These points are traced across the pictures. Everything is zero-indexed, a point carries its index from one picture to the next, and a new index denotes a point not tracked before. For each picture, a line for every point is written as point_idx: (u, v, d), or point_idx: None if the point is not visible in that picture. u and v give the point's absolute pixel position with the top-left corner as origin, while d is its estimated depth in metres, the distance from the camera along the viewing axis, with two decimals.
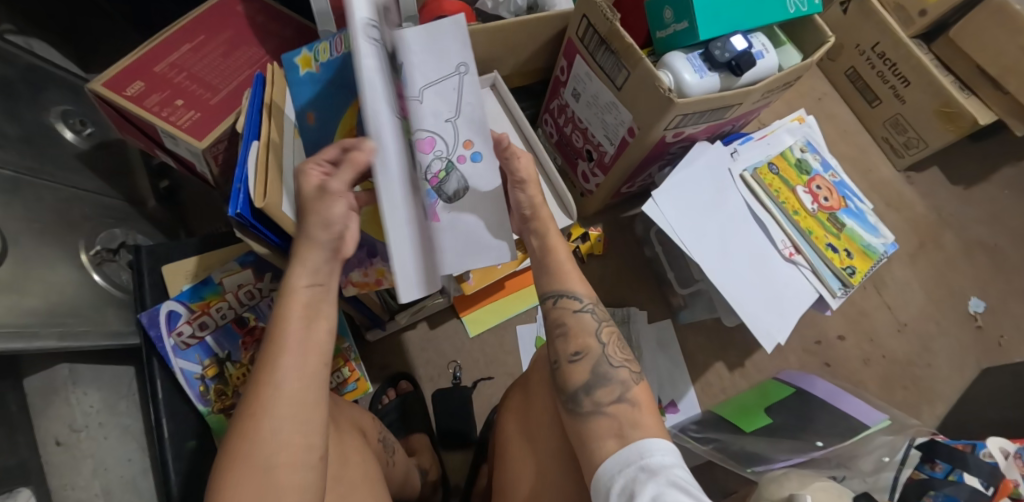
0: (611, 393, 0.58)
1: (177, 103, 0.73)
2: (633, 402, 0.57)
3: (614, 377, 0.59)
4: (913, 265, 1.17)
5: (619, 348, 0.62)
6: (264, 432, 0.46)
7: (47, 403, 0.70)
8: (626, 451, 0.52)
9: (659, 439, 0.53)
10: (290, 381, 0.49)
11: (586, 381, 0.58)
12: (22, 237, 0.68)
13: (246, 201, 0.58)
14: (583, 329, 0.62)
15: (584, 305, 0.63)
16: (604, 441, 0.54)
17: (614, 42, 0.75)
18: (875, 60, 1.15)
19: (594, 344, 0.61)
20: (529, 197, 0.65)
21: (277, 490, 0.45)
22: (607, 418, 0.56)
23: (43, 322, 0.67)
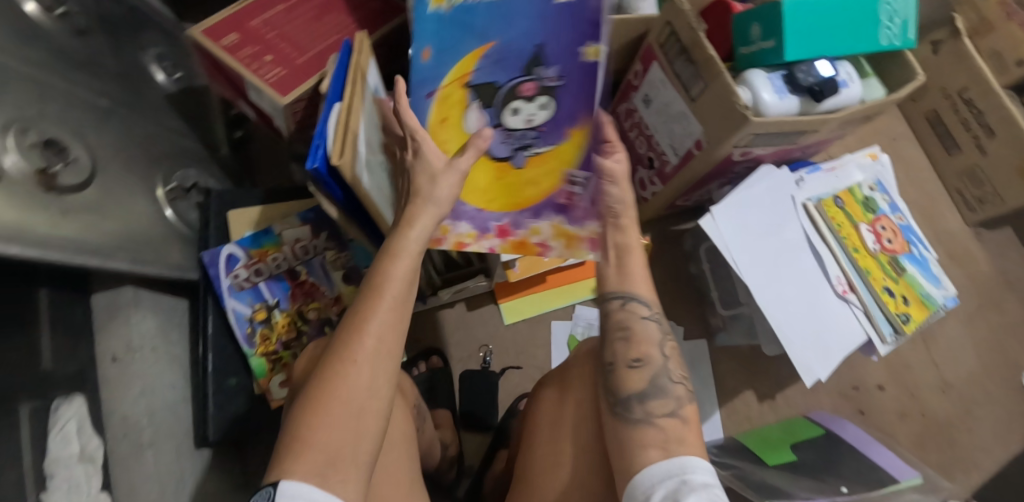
0: (664, 406, 0.57)
1: (266, 58, 0.77)
2: (684, 418, 0.57)
3: (671, 392, 0.58)
4: (969, 325, 1.12)
5: (677, 364, 0.62)
6: (361, 372, 0.47)
7: (109, 319, 0.75)
8: (670, 462, 0.52)
9: (700, 458, 0.52)
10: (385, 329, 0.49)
11: (643, 389, 0.58)
12: (109, 165, 0.74)
13: (324, 157, 0.60)
14: (646, 337, 0.61)
15: (650, 314, 0.63)
16: (647, 449, 0.54)
17: (696, 51, 0.75)
18: (960, 106, 1.09)
19: (655, 355, 0.61)
20: (620, 192, 0.64)
21: (356, 431, 0.45)
22: (655, 429, 0.56)
23: (119, 245, 0.72)
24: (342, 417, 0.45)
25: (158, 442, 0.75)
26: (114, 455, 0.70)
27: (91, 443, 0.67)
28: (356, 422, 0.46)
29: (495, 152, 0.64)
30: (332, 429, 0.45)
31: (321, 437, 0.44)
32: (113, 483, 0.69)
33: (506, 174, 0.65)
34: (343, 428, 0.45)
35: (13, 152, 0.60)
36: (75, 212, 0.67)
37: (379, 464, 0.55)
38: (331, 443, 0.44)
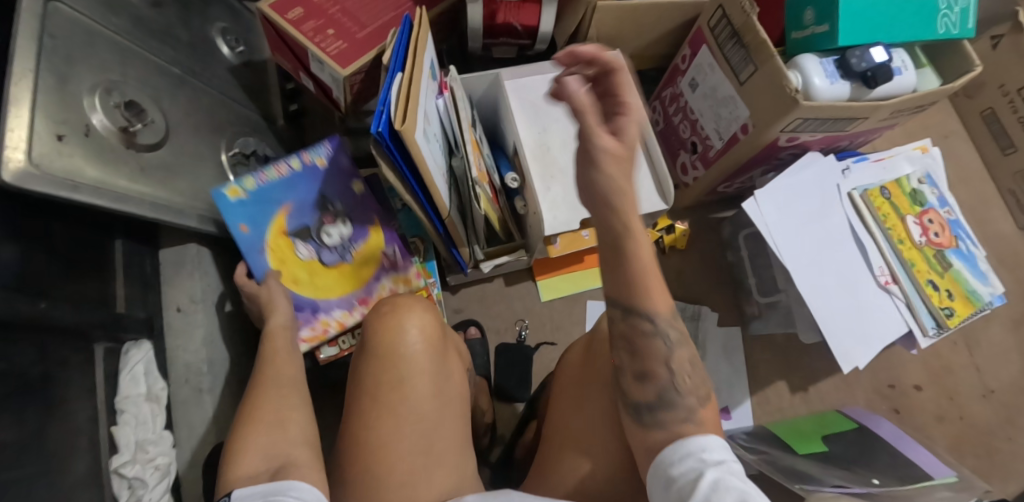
0: (677, 416, 0.53)
1: (328, 32, 0.80)
2: (698, 423, 0.53)
3: (683, 404, 0.54)
4: (1015, 331, 1.09)
5: (691, 376, 0.56)
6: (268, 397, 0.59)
7: (176, 272, 0.81)
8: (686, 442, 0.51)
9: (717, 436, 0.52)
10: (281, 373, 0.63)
11: (652, 401, 0.54)
12: (180, 129, 0.79)
13: (387, 121, 0.61)
14: (652, 353, 0.55)
15: (658, 327, 0.56)
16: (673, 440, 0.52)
17: (747, 35, 0.75)
18: (1019, 104, 1.06)
19: (662, 372, 0.55)
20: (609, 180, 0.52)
21: (284, 428, 0.56)
22: (672, 438, 0.52)
23: (188, 203, 0.77)
24: (261, 428, 0.55)
25: None
26: (176, 398, 0.75)
27: (157, 384, 0.74)
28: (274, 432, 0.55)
29: (330, 261, 0.79)
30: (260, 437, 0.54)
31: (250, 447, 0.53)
32: (174, 424, 0.75)
33: (344, 268, 0.80)
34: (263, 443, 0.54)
35: (100, 111, 0.66)
36: (150, 170, 0.72)
37: (441, 416, 0.56)
38: (260, 441, 0.54)
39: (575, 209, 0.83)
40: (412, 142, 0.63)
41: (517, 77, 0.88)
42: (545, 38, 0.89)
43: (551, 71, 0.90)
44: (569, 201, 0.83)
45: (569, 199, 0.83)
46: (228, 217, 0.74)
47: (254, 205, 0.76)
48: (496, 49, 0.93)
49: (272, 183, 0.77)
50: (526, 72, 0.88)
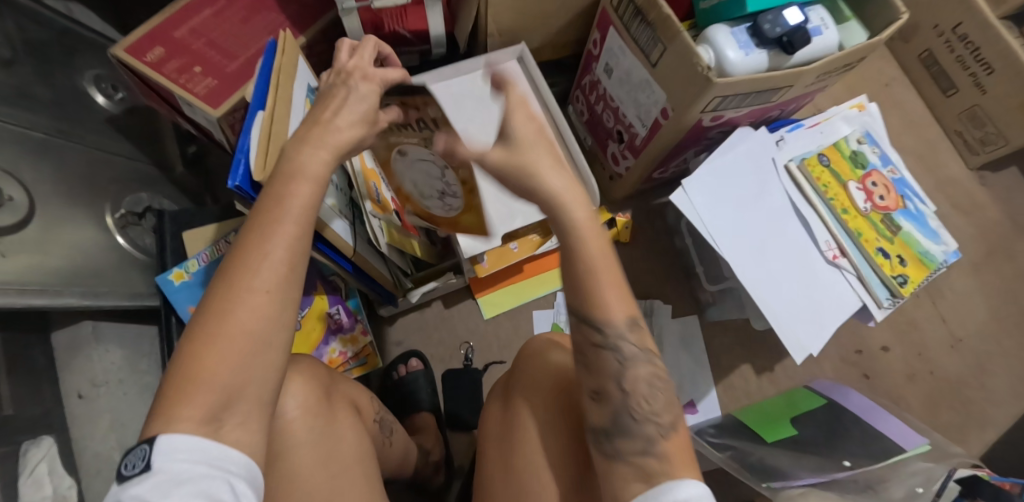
0: (635, 446, 0.47)
1: (196, 70, 0.72)
2: (661, 456, 0.46)
3: (640, 432, 0.47)
4: (977, 275, 1.05)
5: (650, 393, 0.49)
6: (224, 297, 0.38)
7: (72, 356, 0.73)
8: (654, 491, 0.43)
9: (696, 480, 0.44)
10: (277, 312, 0.40)
11: (607, 427, 0.48)
12: (48, 201, 0.71)
13: (246, 174, 0.56)
14: (603, 372, 0.50)
15: (610, 338, 0.49)
16: (630, 485, 0.46)
17: (651, 12, 0.68)
18: (954, 43, 1.01)
19: (615, 392, 0.49)
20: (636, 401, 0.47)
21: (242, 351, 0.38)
22: (629, 469, 0.46)
23: (66, 282, 0.69)
24: (217, 357, 0.37)
25: None
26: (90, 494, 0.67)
27: (64, 483, 0.66)
28: (260, 357, 0.39)
29: None
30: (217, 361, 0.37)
31: (219, 377, 0.37)
32: None
33: None
34: (246, 370, 0.38)
35: None
36: (13, 255, 0.64)
37: (335, 489, 0.53)
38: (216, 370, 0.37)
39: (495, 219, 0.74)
40: None
41: None
42: (441, 40, 0.82)
43: (453, 76, 0.83)
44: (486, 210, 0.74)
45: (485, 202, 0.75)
46: (175, 301, 0.78)
47: (199, 287, 0.79)
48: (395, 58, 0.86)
49: (215, 263, 0.81)
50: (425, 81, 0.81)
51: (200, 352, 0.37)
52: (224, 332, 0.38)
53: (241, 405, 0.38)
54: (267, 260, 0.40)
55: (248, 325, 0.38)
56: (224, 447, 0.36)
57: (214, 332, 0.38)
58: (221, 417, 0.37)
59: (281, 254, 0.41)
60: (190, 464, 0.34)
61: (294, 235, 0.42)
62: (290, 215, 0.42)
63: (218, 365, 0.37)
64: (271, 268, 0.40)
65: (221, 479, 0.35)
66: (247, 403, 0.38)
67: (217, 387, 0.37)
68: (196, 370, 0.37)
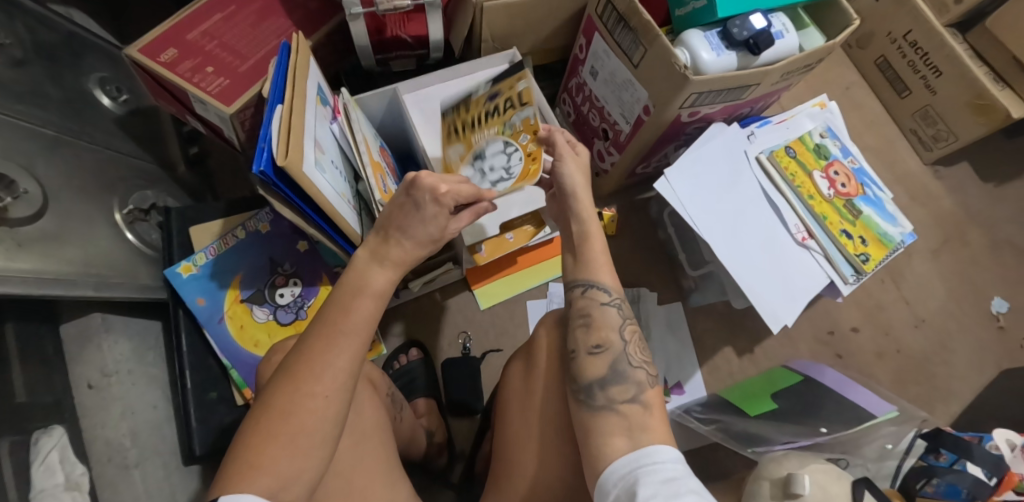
0: (625, 392, 0.56)
1: (208, 70, 0.76)
2: (646, 403, 0.56)
3: (631, 377, 0.57)
4: (936, 259, 1.15)
5: (638, 348, 0.61)
6: (292, 393, 0.46)
7: (82, 347, 0.74)
8: (635, 455, 0.50)
9: (667, 446, 0.51)
10: (329, 409, 0.47)
11: (603, 375, 0.57)
12: (63, 195, 0.72)
13: (270, 158, 0.60)
14: (606, 322, 0.61)
15: (611, 299, 0.62)
16: (612, 438, 0.53)
17: (633, 18, 0.75)
18: (906, 49, 1.12)
19: (615, 340, 0.60)
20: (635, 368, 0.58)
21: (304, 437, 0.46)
22: (618, 416, 0.55)
23: (80, 272, 0.71)
24: (286, 440, 0.45)
25: (144, 462, 0.74)
26: (102, 480, 0.68)
27: (76, 470, 0.65)
28: (314, 450, 0.46)
29: (284, 319, 0.85)
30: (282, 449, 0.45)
31: (277, 463, 0.44)
32: None
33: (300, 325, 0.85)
34: (300, 458, 0.45)
35: None
36: (31, 244, 0.65)
37: (357, 453, 0.56)
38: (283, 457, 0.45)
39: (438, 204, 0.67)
40: (299, 174, 0.61)
41: (416, 89, 0.87)
42: (439, 45, 0.87)
43: (450, 78, 0.88)
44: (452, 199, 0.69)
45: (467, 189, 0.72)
46: (183, 293, 0.80)
47: (208, 279, 0.82)
48: (394, 63, 0.90)
49: (222, 255, 0.84)
50: (424, 82, 0.87)
51: (266, 439, 0.45)
52: (287, 425, 0.46)
53: (293, 490, 0.45)
54: (329, 370, 0.48)
55: (308, 422, 0.46)
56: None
57: (280, 426, 0.45)
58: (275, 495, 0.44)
59: (342, 363, 0.48)
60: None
61: (354, 350, 0.49)
62: (349, 324, 0.50)
63: (280, 452, 0.45)
64: (332, 374, 0.48)
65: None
66: (298, 489, 0.45)
67: (275, 467, 0.44)
68: (260, 456, 0.44)
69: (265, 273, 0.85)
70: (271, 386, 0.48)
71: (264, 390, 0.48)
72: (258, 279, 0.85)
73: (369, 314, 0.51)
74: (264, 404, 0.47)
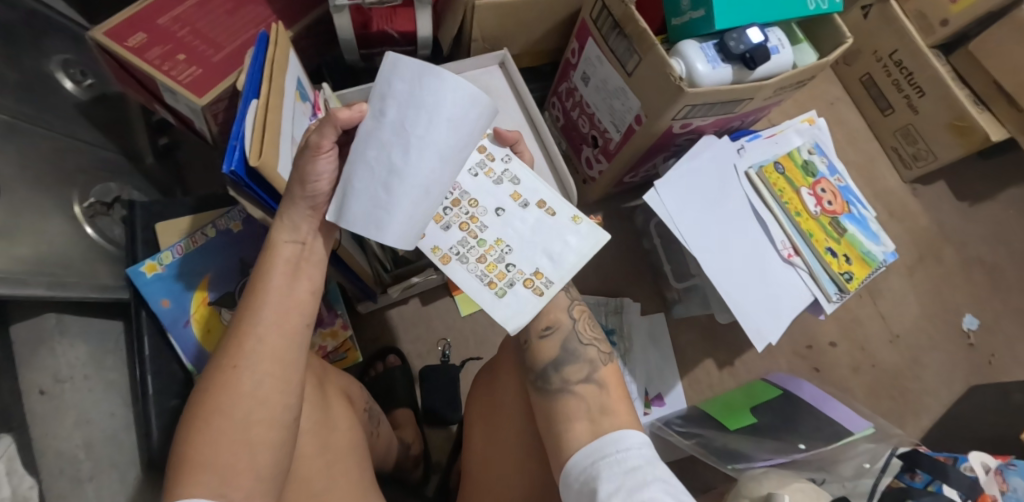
0: (579, 371, 0.55)
1: (179, 58, 0.72)
2: (600, 382, 0.54)
3: (583, 355, 0.56)
4: (911, 276, 1.17)
5: (590, 326, 0.59)
6: (227, 380, 0.47)
7: (33, 351, 0.69)
8: (599, 443, 0.48)
9: (633, 431, 0.49)
10: (264, 389, 0.47)
11: (556, 356, 0.56)
12: (16, 185, 0.67)
13: (241, 157, 0.56)
14: (554, 304, 0.59)
15: None
16: (575, 422, 0.51)
17: (628, 25, 0.73)
18: (892, 68, 1.13)
19: (565, 319, 0.58)
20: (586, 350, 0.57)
21: (246, 424, 0.46)
22: (575, 398, 0.53)
23: (32, 271, 0.65)
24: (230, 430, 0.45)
25: (98, 475, 0.69)
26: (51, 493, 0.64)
27: (24, 483, 0.61)
28: (260, 438, 0.46)
29: None
30: (225, 441, 0.45)
31: (220, 458, 0.44)
32: None
33: None
34: (244, 448, 0.45)
35: None
36: None
37: (329, 477, 0.53)
38: (221, 451, 0.44)
39: (356, 226, 0.50)
40: (272, 176, 0.57)
41: None
42: (427, 43, 0.84)
43: None
44: (361, 224, 0.50)
45: (400, 223, 0.50)
46: (146, 293, 0.75)
47: (173, 279, 0.77)
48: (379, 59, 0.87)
49: (190, 254, 0.79)
50: None
51: (198, 435, 0.45)
52: (224, 413, 0.46)
53: (243, 481, 0.44)
54: (255, 350, 0.48)
55: (249, 408, 0.46)
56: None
57: (216, 417, 0.46)
58: (226, 491, 0.43)
59: (267, 339, 0.49)
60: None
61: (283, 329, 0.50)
62: (271, 298, 0.50)
63: (216, 443, 0.45)
64: (259, 354, 0.48)
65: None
66: (249, 484, 0.44)
67: (215, 463, 0.44)
68: (200, 453, 0.44)
69: (238, 275, 0.81)
70: (204, 379, 0.49)
71: (197, 388, 0.48)
72: (231, 282, 0.81)
73: (285, 282, 0.51)
74: (199, 400, 0.47)
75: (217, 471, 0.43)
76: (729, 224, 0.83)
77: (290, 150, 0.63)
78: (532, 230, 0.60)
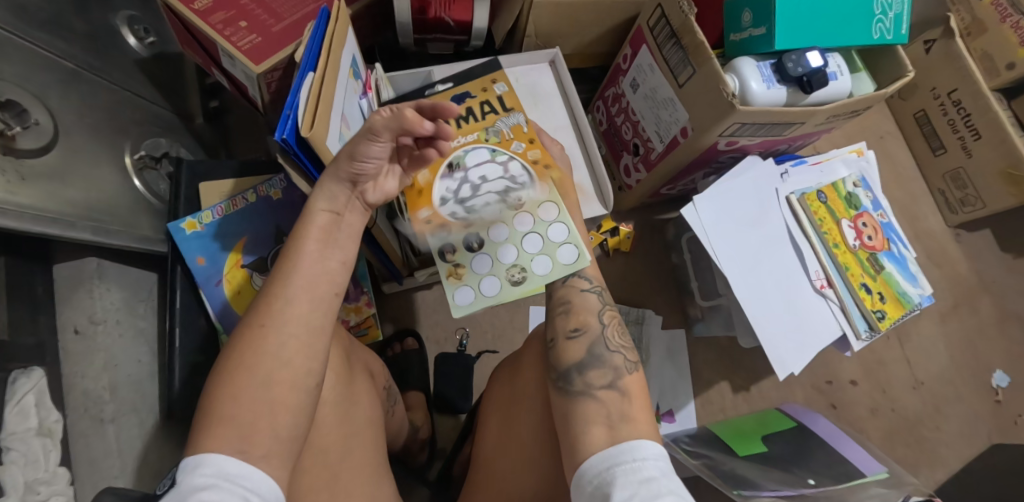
0: (603, 376, 0.55)
1: (241, 25, 0.73)
2: (624, 390, 0.54)
3: (608, 361, 0.56)
4: (943, 323, 1.13)
5: (619, 333, 0.59)
6: (258, 341, 0.48)
7: (72, 290, 0.72)
8: (614, 450, 0.48)
9: (652, 441, 0.48)
10: (289, 351, 0.48)
11: (582, 359, 0.55)
12: (74, 130, 0.69)
13: (294, 127, 0.57)
14: (585, 307, 0.59)
15: (591, 287, 0.60)
16: (592, 426, 0.51)
17: (685, 36, 0.72)
18: (948, 107, 1.10)
19: (594, 323, 0.58)
20: (612, 358, 0.56)
21: (270, 386, 0.47)
22: (595, 403, 0.53)
23: (81, 214, 0.68)
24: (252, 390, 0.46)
25: (120, 418, 0.71)
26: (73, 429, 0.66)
27: (50, 417, 0.65)
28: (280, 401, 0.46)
29: None
30: (247, 401, 0.45)
31: (238, 414, 0.45)
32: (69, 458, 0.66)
33: None
34: (265, 408, 0.46)
35: None
36: (33, 178, 0.62)
37: (345, 449, 0.54)
38: (242, 409, 0.45)
39: None
40: (321, 149, 0.58)
41: None
42: (481, 34, 0.84)
43: None
44: None
45: None
46: (184, 249, 0.78)
47: (211, 238, 0.79)
48: (431, 45, 0.88)
49: (230, 216, 0.81)
50: None
51: (222, 392, 0.46)
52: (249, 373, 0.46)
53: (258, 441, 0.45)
54: (284, 313, 0.49)
55: (275, 371, 0.47)
56: (244, 463, 0.43)
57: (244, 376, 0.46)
58: (243, 449, 0.43)
59: (294, 302, 0.50)
60: (197, 478, 0.41)
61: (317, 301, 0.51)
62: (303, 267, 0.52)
63: (237, 401, 0.45)
64: (289, 317, 0.49)
65: (238, 494, 0.41)
66: (264, 447, 0.45)
67: (234, 418, 0.44)
68: (223, 411, 0.45)
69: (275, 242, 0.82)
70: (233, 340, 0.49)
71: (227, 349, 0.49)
72: (266, 247, 0.82)
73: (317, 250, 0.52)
74: (228, 356, 0.48)
75: (237, 424, 0.44)
76: (763, 247, 0.81)
77: (339, 125, 0.64)
78: (515, 239, 0.61)
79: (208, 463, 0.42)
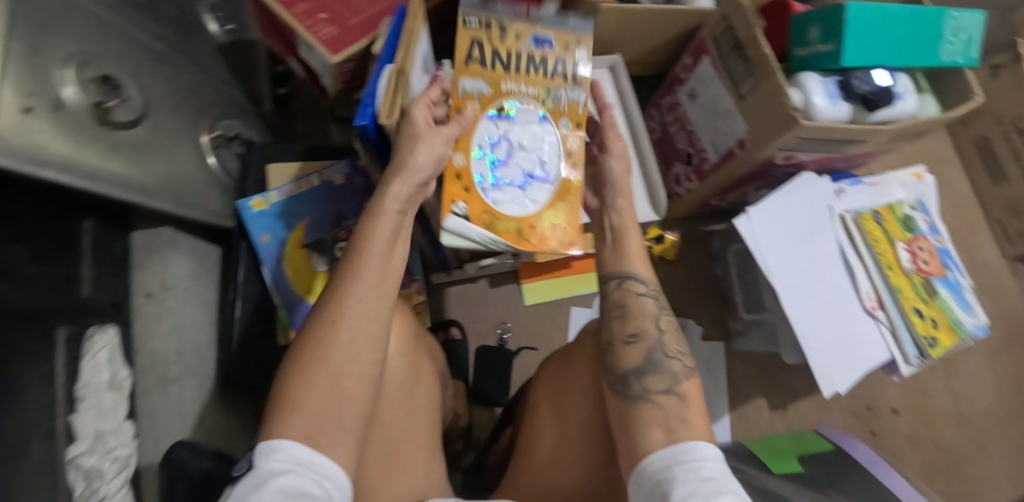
0: (661, 382, 0.55)
1: (320, 16, 0.77)
2: (681, 395, 0.55)
3: (666, 367, 0.56)
4: (994, 358, 1.10)
5: (676, 339, 0.60)
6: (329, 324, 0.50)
7: None
8: (673, 449, 0.49)
9: (709, 444, 0.49)
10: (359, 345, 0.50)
11: (639, 364, 0.56)
12: (160, 107, 0.74)
13: (373, 114, 0.60)
14: (642, 312, 0.60)
15: (648, 291, 0.61)
16: (650, 429, 0.52)
17: (751, 49, 0.73)
18: (1013, 136, 1.07)
19: (651, 329, 0.59)
20: (670, 364, 0.57)
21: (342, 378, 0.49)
22: (653, 407, 0.53)
23: (163, 185, 0.72)
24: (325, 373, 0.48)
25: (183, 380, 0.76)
26: None
27: (120, 373, 0.69)
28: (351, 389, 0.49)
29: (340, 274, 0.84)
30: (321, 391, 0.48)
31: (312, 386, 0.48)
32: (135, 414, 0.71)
33: None
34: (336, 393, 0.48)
35: (71, 84, 0.59)
36: (125, 149, 0.66)
37: (402, 428, 0.57)
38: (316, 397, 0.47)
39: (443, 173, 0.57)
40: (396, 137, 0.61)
41: None
42: None
43: None
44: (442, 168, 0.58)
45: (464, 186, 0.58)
46: (252, 226, 0.82)
47: (275, 218, 0.83)
48: None
49: (294, 198, 0.85)
50: None
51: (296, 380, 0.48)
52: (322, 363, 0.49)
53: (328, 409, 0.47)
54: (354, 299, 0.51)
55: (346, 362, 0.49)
56: (312, 449, 0.45)
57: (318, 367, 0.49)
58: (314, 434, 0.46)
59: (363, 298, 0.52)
60: (274, 462, 0.44)
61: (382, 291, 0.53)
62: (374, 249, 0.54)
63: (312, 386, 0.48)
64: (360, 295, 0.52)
65: (312, 479, 0.44)
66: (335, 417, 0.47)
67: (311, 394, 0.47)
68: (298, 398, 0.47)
69: (334, 225, 0.85)
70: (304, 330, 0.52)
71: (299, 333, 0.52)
72: (325, 229, 0.85)
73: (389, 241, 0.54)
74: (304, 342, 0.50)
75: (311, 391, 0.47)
76: (814, 263, 0.81)
77: None
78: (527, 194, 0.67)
79: (283, 448, 0.45)
